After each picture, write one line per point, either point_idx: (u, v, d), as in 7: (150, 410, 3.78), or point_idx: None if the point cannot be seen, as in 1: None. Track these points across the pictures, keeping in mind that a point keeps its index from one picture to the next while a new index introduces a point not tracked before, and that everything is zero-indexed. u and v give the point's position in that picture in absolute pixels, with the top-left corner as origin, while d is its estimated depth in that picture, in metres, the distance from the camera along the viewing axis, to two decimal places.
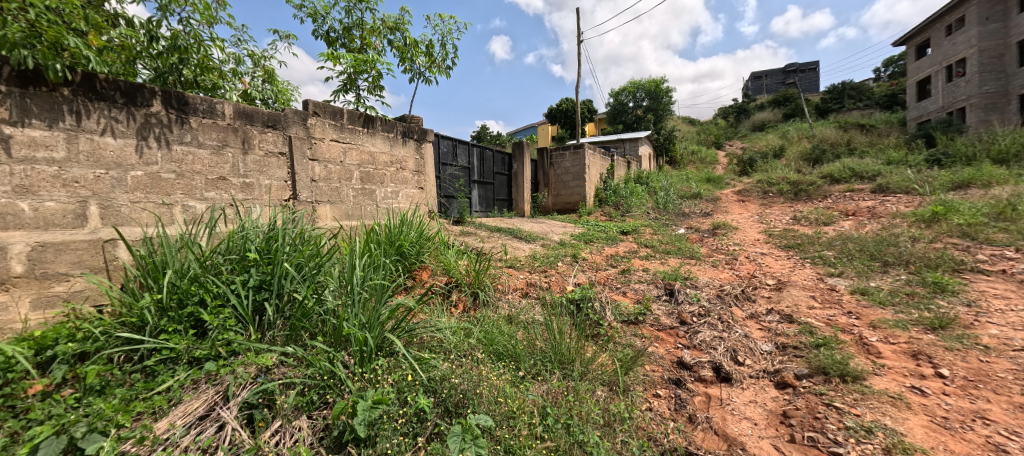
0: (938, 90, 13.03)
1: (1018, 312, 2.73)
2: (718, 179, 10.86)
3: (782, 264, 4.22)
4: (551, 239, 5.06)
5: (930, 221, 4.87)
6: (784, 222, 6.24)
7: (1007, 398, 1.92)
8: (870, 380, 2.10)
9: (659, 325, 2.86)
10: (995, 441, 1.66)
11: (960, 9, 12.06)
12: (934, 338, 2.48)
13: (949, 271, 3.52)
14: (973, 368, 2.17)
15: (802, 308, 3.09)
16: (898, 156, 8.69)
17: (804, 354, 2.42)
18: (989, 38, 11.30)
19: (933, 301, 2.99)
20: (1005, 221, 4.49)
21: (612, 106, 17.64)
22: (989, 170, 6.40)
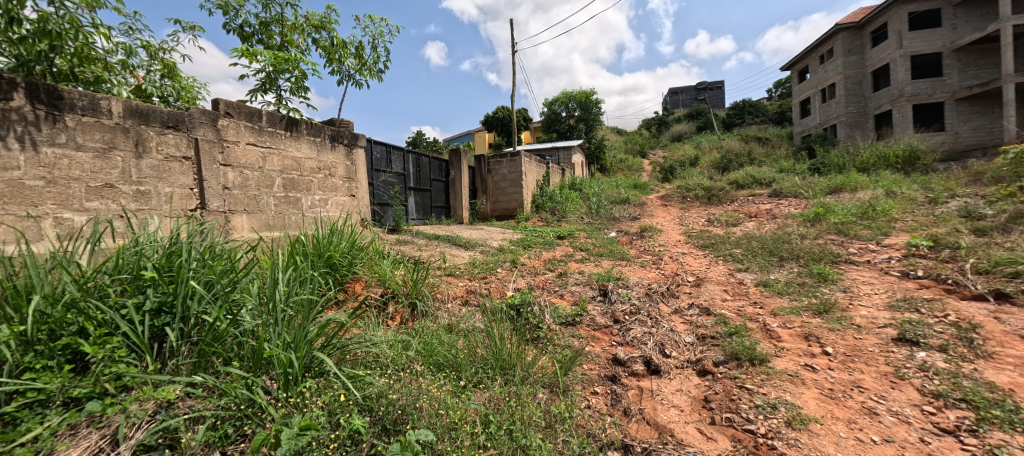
0: (816, 109, 15.12)
1: (880, 294, 3.23)
2: (643, 185, 11.62)
3: (700, 262, 4.60)
4: (490, 245, 5.06)
5: (814, 221, 5.61)
6: (701, 224, 6.82)
7: (876, 368, 2.23)
8: (774, 362, 2.35)
9: (595, 324, 2.97)
10: (869, 406, 1.93)
11: (829, 42, 14.16)
12: (820, 321, 2.84)
13: (830, 263, 4.08)
14: (850, 344, 2.51)
15: (718, 301, 3.38)
16: (789, 164, 9.92)
17: (720, 342, 2.64)
18: (852, 67, 13.37)
19: (819, 289, 3.43)
20: (868, 219, 5.31)
21: (546, 115, 18.16)
22: (856, 177, 7.55)
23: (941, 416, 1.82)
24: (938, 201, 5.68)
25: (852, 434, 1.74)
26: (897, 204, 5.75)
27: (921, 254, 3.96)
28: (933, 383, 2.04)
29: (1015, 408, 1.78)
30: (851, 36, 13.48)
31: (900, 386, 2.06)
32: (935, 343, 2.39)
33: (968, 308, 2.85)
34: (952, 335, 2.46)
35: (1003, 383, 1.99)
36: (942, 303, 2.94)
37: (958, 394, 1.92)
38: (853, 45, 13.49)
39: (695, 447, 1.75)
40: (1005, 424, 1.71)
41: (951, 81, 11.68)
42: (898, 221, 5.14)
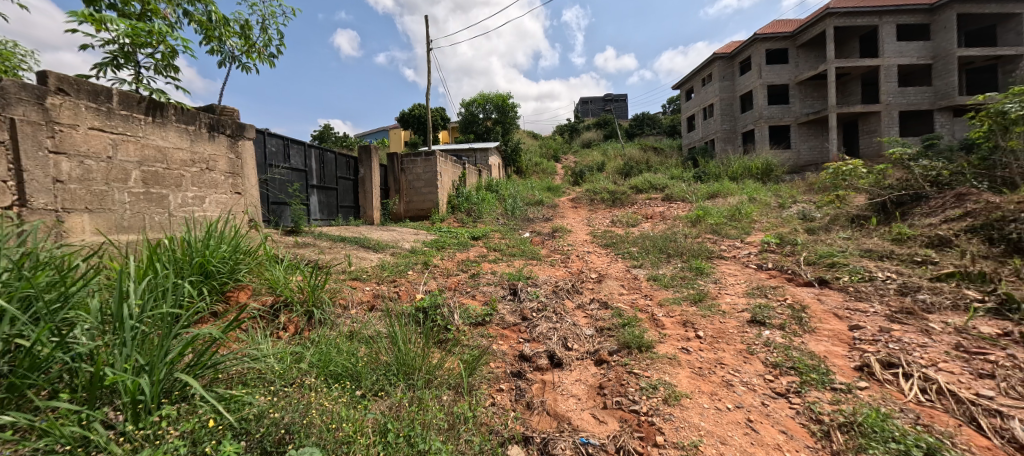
0: (699, 126, 17.31)
1: (741, 284, 3.81)
2: (556, 188, 12.15)
3: (602, 260, 4.98)
4: (402, 247, 4.88)
5: (695, 221, 6.43)
6: (606, 225, 7.36)
7: (735, 346, 2.63)
8: (657, 348, 2.63)
9: (505, 323, 3.03)
10: (726, 379, 2.26)
11: (708, 69, 16.39)
12: (696, 309, 3.26)
13: (706, 258, 4.70)
14: (716, 327, 2.92)
15: (615, 295, 3.70)
16: (677, 172, 11.20)
17: (615, 333, 2.89)
18: (724, 91, 15.60)
19: (697, 281, 3.93)
20: (735, 221, 6.24)
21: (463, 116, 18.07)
22: (728, 185, 8.80)
23: (777, 383, 2.21)
24: (785, 206, 6.89)
25: (713, 405, 2.03)
26: (757, 208, 6.84)
27: (771, 249, 4.77)
28: (773, 355, 2.47)
29: (826, 372, 2.24)
30: (724, 65, 15.72)
31: (750, 360, 2.45)
32: (777, 323, 2.90)
33: (801, 292, 3.52)
34: (788, 315, 3.00)
35: (820, 352, 2.49)
36: (784, 289, 3.58)
37: (788, 363, 2.35)
38: (725, 72, 15.74)
39: (588, 432, 1.88)
40: (819, 384, 2.14)
41: (795, 109, 14.24)
42: (756, 222, 6.12)
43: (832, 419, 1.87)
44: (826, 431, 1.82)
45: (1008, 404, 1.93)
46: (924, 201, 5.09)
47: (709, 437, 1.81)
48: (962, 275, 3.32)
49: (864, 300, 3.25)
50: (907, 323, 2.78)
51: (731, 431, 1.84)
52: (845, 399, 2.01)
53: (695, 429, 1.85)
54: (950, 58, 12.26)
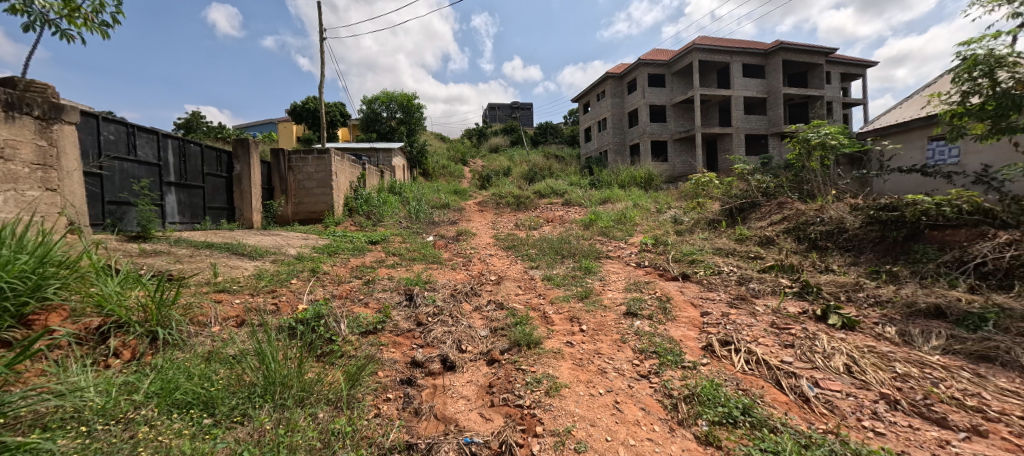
0: (594, 137, 18.82)
1: (621, 280, 4.24)
2: (462, 191, 12.06)
3: (503, 262, 5.11)
4: (286, 253, 4.38)
5: (588, 224, 6.96)
6: (509, 228, 7.53)
7: (612, 337, 2.91)
8: (545, 343, 2.78)
9: (399, 330, 2.91)
10: (600, 367, 2.49)
11: (601, 86, 17.96)
12: (582, 304, 3.53)
13: (594, 258, 5.11)
14: (598, 320, 3.19)
15: (511, 295, 3.81)
16: (576, 179, 11.99)
17: (507, 332, 2.97)
18: (615, 107, 17.20)
19: (586, 279, 4.25)
20: (621, 224, 6.90)
21: (365, 113, 16.50)
22: (616, 192, 9.70)
23: (641, 366, 2.50)
24: (661, 211, 7.84)
25: (587, 392, 2.21)
26: (639, 212, 7.67)
27: (649, 249, 5.37)
28: (641, 342, 2.78)
29: (679, 353, 2.60)
30: (614, 83, 17.33)
31: (623, 348, 2.74)
32: (646, 313, 3.28)
33: (668, 286, 4.04)
34: (655, 306, 3.42)
35: (677, 336, 2.88)
36: (655, 284, 4.07)
37: (651, 348, 2.67)
38: (616, 90, 17.36)
39: (473, 431, 1.91)
40: (672, 364, 2.48)
41: (670, 127, 16.31)
42: (638, 225, 6.86)
43: (680, 393, 2.19)
44: (675, 404, 2.12)
45: (801, 367, 2.46)
46: (758, 208, 6.23)
47: (581, 421, 1.97)
48: (781, 268, 4.13)
49: (713, 290, 3.86)
50: (741, 308, 3.37)
51: (600, 414, 2.03)
52: (690, 374, 2.36)
53: (570, 416, 2.00)
54: (778, 95, 15.24)
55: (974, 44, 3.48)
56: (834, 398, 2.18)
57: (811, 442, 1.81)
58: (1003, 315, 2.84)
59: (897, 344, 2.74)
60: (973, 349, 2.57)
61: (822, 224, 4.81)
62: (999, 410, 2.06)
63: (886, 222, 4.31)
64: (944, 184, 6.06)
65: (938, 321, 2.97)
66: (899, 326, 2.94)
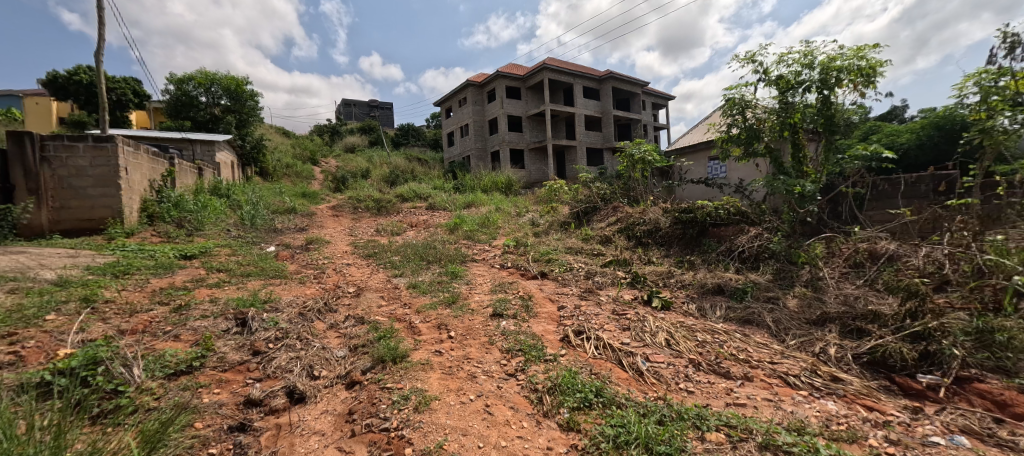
0: (457, 142, 18.94)
1: (487, 282, 4.27)
2: (312, 194, 10.72)
3: (363, 271, 4.66)
4: (37, 278, 3.16)
5: (453, 228, 6.90)
6: (369, 234, 6.98)
7: (481, 340, 2.87)
8: (411, 356, 2.59)
9: (225, 364, 2.35)
10: (470, 372, 2.42)
11: (462, 93, 18.22)
12: (449, 311, 3.41)
13: (461, 262, 5.06)
14: (465, 325, 3.12)
15: (373, 308, 3.46)
16: (440, 183, 11.82)
17: (369, 349, 2.67)
18: (476, 114, 17.63)
19: (452, 284, 4.15)
20: (485, 227, 7.03)
21: (171, 95, 12.46)
22: (480, 196, 9.90)
23: (508, 365, 2.53)
24: (521, 215, 8.25)
25: (458, 400, 2.12)
26: (501, 216, 7.94)
27: (512, 250, 5.57)
28: (507, 342, 2.82)
29: (541, 347, 2.70)
30: (475, 91, 17.77)
31: (491, 350, 2.72)
32: (511, 313, 3.34)
33: (529, 284, 4.23)
34: (519, 305, 3.53)
35: (539, 331, 3.01)
36: (518, 283, 4.21)
37: (517, 346, 2.72)
38: (477, 98, 17.83)
39: None
40: (536, 359, 2.56)
41: (527, 137, 17.47)
42: (501, 228, 7.07)
43: (543, 386, 2.27)
44: (540, 397, 2.19)
45: (637, 346, 2.82)
46: (599, 211, 7.06)
47: (452, 433, 1.86)
48: (619, 262, 4.72)
49: (567, 285, 4.19)
50: (591, 299, 3.73)
51: (472, 420, 1.96)
52: (552, 367, 2.48)
53: (441, 429, 1.88)
54: (610, 116, 17.74)
55: (731, 90, 4.56)
56: (661, 369, 2.54)
57: (647, 410, 2.06)
58: (755, 287, 3.76)
59: (697, 317, 3.37)
60: (740, 316, 3.33)
61: (644, 224, 5.63)
62: (757, 359, 2.68)
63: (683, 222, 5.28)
64: (718, 192, 7.86)
65: (720, 296, 3.77)
66: (697, 303, 3.63)
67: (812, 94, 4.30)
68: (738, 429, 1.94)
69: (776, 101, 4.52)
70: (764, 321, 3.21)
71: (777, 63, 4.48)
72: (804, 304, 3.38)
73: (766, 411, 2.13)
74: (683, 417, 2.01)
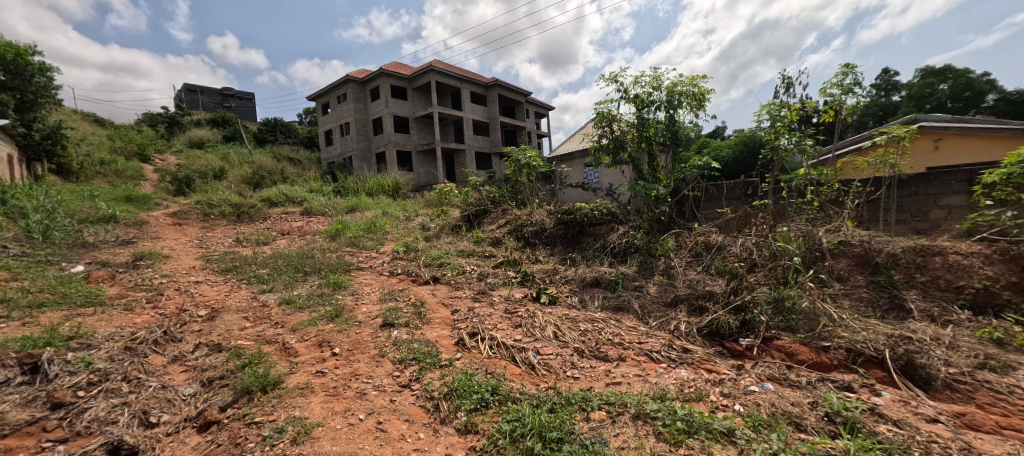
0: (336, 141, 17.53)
1: (374, 292, 4.07)
2: (144, 198, 8.83)
3: (218, 290, 4.01)
4: None
5: (333, 236, 6.37)
6: (226, 245, 6.05)
7: (370, 354, 2.74)
8: (287, 381, 2.36)
9: (4, 427, 1.85)
10: (359, 389, 2.31)
11: (341, 87, 16.96)
12: (332, 325, 3.17)
13: (344, 272, 4.71)
14: (351, 340, 2.94)
15: (234, 333, 3.02)
16: (317, 185, 10.78)
17: (229, 380, 2.35)
18: (357, 112, 16.60)
19: (335, 296, 3.86)
20: (371, 233, 6.66)
21: None
22: (364, 200, 9.36)
23: (402, 376, 2.47)
24: (410, 219, 8.04)
25: (345, 423, 2.00)
26: (389, 221, 7.60)
27: (401, 256, 5.39)
28: (399, 352, 2.74)
29: (436, 354, 2.70)
30: (355, 87, 16.71)
31: (382, 362, 2.63)
32: (402, 321, 3.25)
33: (421, 290, 4.16)
34: (411, 312, 3.45)
35: (433, 337, 2.99)
36: (409, 290, 4.11)
37: (410, 355, 2.67)
38: (358, 95, 16.78)
39: None
40: (431, 366, 2.55)
41: (414, 139, 17.09)
42: (388, 234, 6.79)
43: (440, 393, 2.27)
44: (436, 404, 2.20)
45: (528, 341, 3.00)
46: (488, 214, 7.28)
47: None
48: (509, 263, 4.94)
49: (459, 288, 4.24)
50: (484, 301, 3.83)
51: (363, 441, 1.88)
52: (447, 372, 2.49)
53: None
54: (496, 122, 18.37)
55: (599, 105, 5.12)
56: (551, 361, 2.74)
57: (540, 401, 2.21)
58: (624, 278, 4.29)
59: (578, 309, 3.72)
60: (614, 304, 3.78)
61: (531, 225, 5.96)
62: (628, 341, 3.06)
63: (565, 222, 5.74)
64: (593, 195, 8.73)
65: (597, 289, 4.21)
66: (579, 296, 4.01)
67: (661, 112, 5.07)
68: (616, 405, 2.20)
69: (635, 117, 5.20)
70: (632, 307, 3.69)
71: (635, 84, 5.17)
72: (661, 289, 3.97)
73: (637, 386, 2.46)
74: (571, 402, 2.21)
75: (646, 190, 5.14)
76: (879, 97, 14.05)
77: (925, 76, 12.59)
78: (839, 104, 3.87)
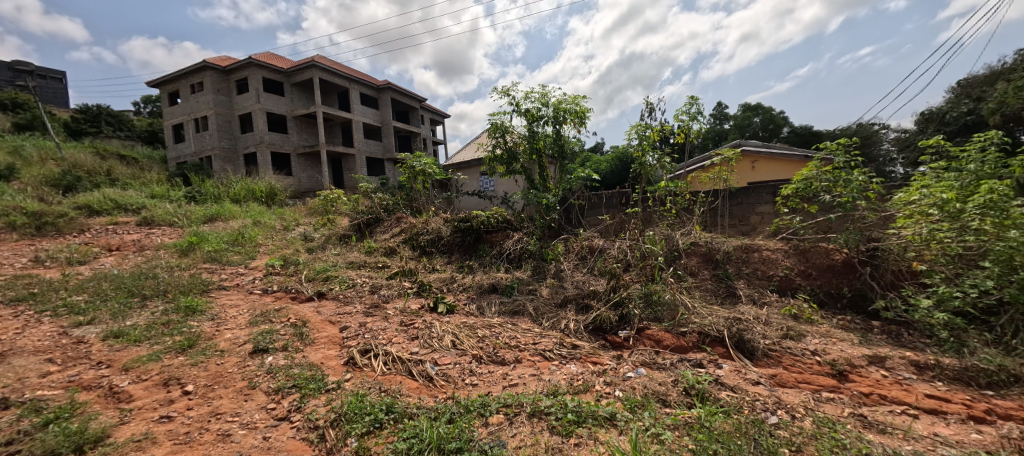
0: (190, 137, 15.01)
1: (243, 314, 3.59)
2: None
3: (5, 328, 3.09)
4: None
5: (186, 250, 5.35)
6: (18, 266, 4.68)
7: (233, 388, 2.45)
8: (115, 435, 2.03)
9: None
10: (222, 431, 2.08)
11: (198, 75, 14.63)
12: (183, 358, 2.73)
13: (200, 293, 4.05)
14: (211, 373, 2.58)
15: (31, 382, 2.40)
16: (161, 190, 8.98)
17: (23, 445, 1.92)
18: (220, 105, 14.51)
19: (188, 323, 3.31)
20: (237, 246, 5.83)
21: None
22: (228, 207, 8.16)
23: (278, 408, 2.27)
24: (288, 229, 7.29)
25: None
26: (260, 231, 6.73)
27: (276, 272, 4.84)
28: (275, 380, 2.50)
29: (322, 377, 2.53)
30: (217, 77, 14.59)
31: (251, 395, 2.37)
32: (279, 345, 2.96)
33: (302, 309, 3.81)
34: (290, 334, 3.15)
35: (317, 360, 2.79)
36: (288, 309, 3.74)
37: (289, 382, 2.45)
38: (220, 86, 14.65)
39: None
40: (316, 392, 2.38)
41: (293, 139, 15.57)
42: (260, 246, 6.06)
43: (326, 419, 2.15)
44: (322, 433, 2.07)
45: (425, 353, 2.98)
46: (382, 223, 7.00)
47: None
48: (405, 273, 4.83)
49: (348, 303, 3.99)
50: (376, 315, 3.67)
51: None
52: (334, 396, 2.36)
53: None
54: (390, 126, 17.74)
55: (493, 117, 5.32)
56: (449, 370, 2.77)
57: (438, 412, 2.22)
58: (519, 283, 4.52)
59: (476, 315, 3.81)
60: (509, 308, 3.95)
61: (427, 234, 5.91)
62: (523, 343, 3.24)
63: (463, 230, 5.81)
64: (489, 204, 9.03)
65: (493, 295, 4.35)
66: (476, 303, 4.09)
67: (549, 127, 5.49)
68: (513, 406, 2.32)
69: (526, 130, 5.53)
70: (527, 310, 3.90)
71: (525, 98, 5.48)
72: (552, 291, 4.28)
73: (531, 384, 2.63)
74: (470, 409, 2.28)
75: (537, 198, 5.50)
76: (716, 125, 17.15)
77: (746, 110, 15.72)
78: (688, 129, 4.65)
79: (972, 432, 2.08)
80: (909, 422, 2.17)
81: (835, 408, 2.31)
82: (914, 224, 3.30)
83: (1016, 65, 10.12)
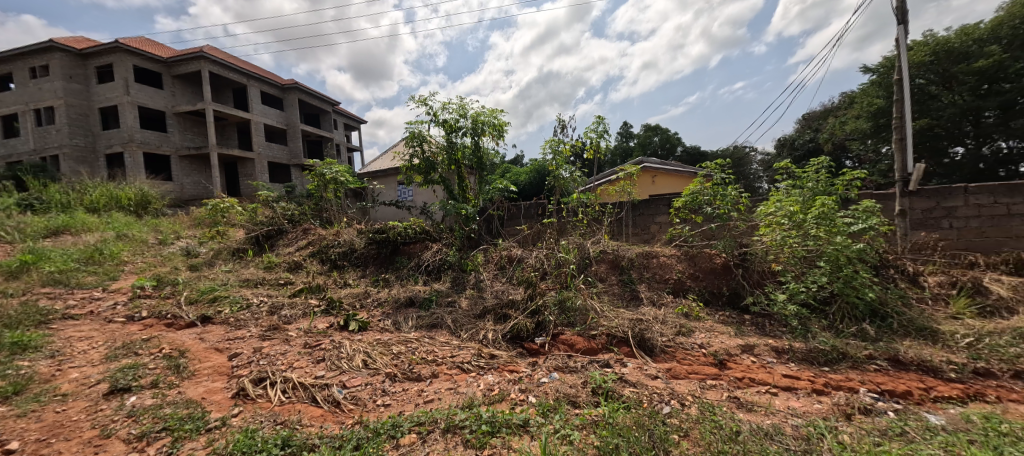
0: (26, 132, 12.29)
1: (98, 348, 2.99)
2: None
3: None
4: None
5: (16, 272, 4.30)
6: None
7: (78, 439, 2.03)
8: None
9: None
10: None
11: (41, 57, 12.10)
12: (5, 409, 2.19)
13: (34, 325, 3.28)
14: (46, 424, 2.11)
15: None
16: None
17: None
18: (71, 95, 12.13)
19: (16, 364, 2.67)
20: (93, 265, 4.87)
21: None
22: (81, 218, 6.79)
23: None
24: (165, 243, 6.29)
25: None
26: (125, 246, 5.70)
27: (146, 294, 4.13)
28: (139, 425, 2.13)
29: (202, 415, 2.21)
30: (69, 61, 12.21)
31: (104, 447, 1.98)
32: (146, 382, 2.52)
33: (181, 337, 3.29)
34: (162, 367, 2.70)
35: (196, 395, 2.43)
36: (161, 338, 3.20)
37: (158, 426, 2.10)
38: (73, 72, 12.28)
39: None
40: (193, 433, 2.07)
41: (175, 139, 13.54)
42: (126, 264, 5.13)
43: None
44: None
45: (332, 376, 2.76)
46: (284, 235, 6.38)
47: None
48: (310, 289, 4.44)
49: (241, 327, 3.55)
50: (275, 338, 3.31)
51: None
52: (217, 435, 2.08)
53: None
54: (296, 130, 16.36)
55: (411, 125, 5.22)
56: (359, 393, 2.60)
57: (342, 440, 2.07)
58: (438, 295, 4.42)
59: (391, 331, 3.64)
60: (427, 322, 3.85)
61: (338, 246, 5.54)
62: (441, 357, 3.17)
63: (378, 242, 5.55)
64: (406, 214, 8.74)
65: (411, 308, 4.19)
66: (392, 318, 3.91)
67: (468, 138, 5.51)
68: (426, 423, 2.25)
69: (444, 140, 5.49)
70: (445, 323, 3.83)
71: (443, 108, 5.45)
72: (472, 302, 4.25)
73: (447, 399, 2.58)
74: (379, 433, 2.15)
75: (456, 209, 5.46)
76: (622, 142, 18.73)
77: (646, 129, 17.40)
78: (596, 145, 5.01)
79: (815, 402, 2.50)
80: (771, 399, 2.55)
81: (716, 394, 2.62)
82: (772, 232, 3.94)
83: (841, 103, 12.61)
